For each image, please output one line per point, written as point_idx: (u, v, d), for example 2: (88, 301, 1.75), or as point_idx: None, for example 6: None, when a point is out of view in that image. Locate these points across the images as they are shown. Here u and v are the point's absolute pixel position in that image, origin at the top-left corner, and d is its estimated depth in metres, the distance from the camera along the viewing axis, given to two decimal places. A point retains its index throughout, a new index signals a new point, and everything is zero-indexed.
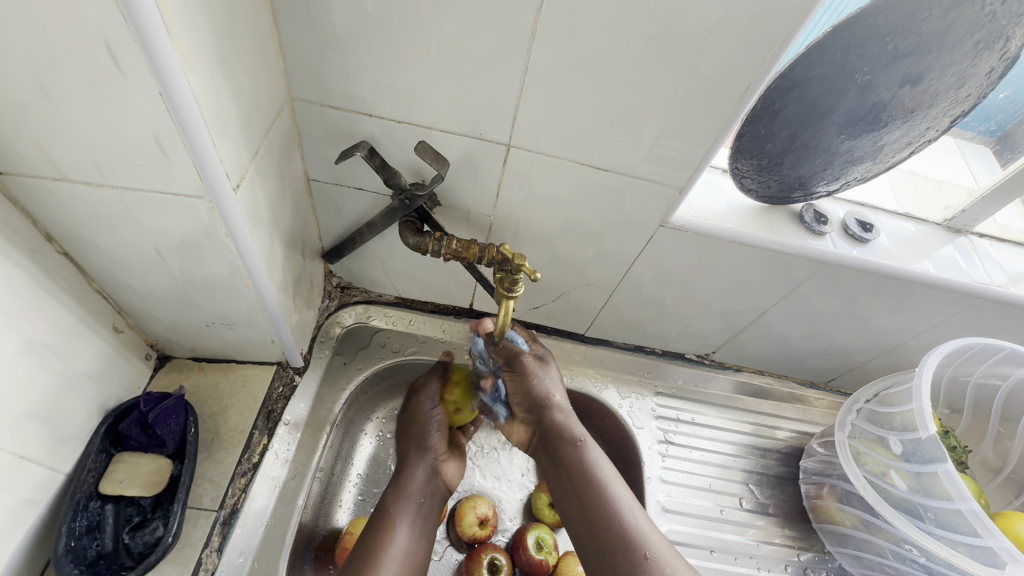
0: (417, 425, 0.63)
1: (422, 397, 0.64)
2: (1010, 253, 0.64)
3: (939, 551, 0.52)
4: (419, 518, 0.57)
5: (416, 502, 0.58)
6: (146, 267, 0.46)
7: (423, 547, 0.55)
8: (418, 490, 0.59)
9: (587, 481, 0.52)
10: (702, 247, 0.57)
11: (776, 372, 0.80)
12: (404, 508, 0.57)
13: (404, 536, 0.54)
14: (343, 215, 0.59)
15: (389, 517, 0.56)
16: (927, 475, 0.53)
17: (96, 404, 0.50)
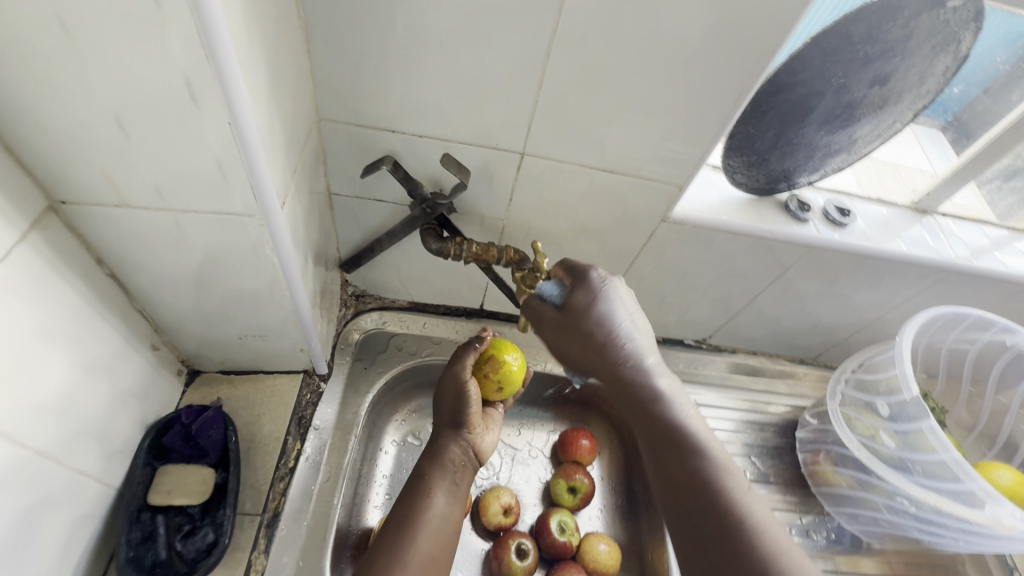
0: (449, 397, 0.64)
1: (454, 369, 0.65)
2: (970, 229, 0.71)
3: (928, 499, 0.58)
4: (454, 484, 0.60)
5: (451, 470, 0.61)
6: (188, 284, 0.48)
7: (456, 511, 0.59)
8: (451, 460, 0.61)
9: (680, 441, 0.48)
10: (700, 237, 0.62)
11: (768, 351, 0.86)
12: (438, 478, 0.60)
13: (440, 501, 0.58)
14: (363, 226, 0.62)
15: (424, 485, 0.59)
16: (913, 432, 0.59)
17: (139, 419, 0.52)
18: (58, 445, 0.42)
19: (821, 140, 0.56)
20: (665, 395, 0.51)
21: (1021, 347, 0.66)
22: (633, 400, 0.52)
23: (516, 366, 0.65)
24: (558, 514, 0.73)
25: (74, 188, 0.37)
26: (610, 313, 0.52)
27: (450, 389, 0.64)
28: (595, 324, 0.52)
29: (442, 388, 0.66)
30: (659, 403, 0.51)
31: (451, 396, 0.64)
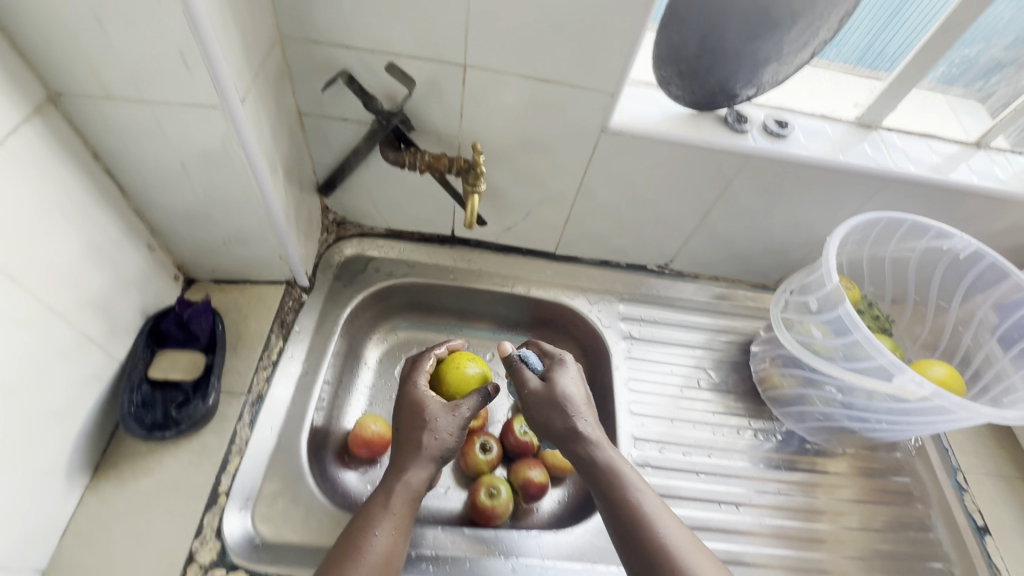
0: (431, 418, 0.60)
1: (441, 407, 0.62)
2: (915, 143, 0.73)
3: (842, 375, 0.62)
4: (410, 516, 0.56)
5: (411, 501, 0.56)
6: (173, 183, 0.56)
7: (404, 547, 0.55)
8: (417, 490, 0.57)
9: (616, 488, 0.57)
10: (641, 149, 0.67)
11: (729, 277, 0.91)
12: (399, 509, 0.55)
13: (393, 536, 0.54)
14: (334, 148, 0.69)
15: (381, 514, 0.55)
16: (834, 319, 0.62)
17: (140, 308, 0.61)
18: (66, 308, 0.50)
19: (750, 53, 0.59)
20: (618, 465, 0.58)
21: (957, 250, 0.69)
22: (585, 462, 0.59)
23: (478, 376, 0.67)
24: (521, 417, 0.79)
25: (67, 81, 0.44)
26: (566, 379, 0.63)
27: (433, 411, 0.61)
28: (550, 394, 0.62)
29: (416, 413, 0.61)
30: (610, 471, 0.58)
31: (430, 420, 0.60)
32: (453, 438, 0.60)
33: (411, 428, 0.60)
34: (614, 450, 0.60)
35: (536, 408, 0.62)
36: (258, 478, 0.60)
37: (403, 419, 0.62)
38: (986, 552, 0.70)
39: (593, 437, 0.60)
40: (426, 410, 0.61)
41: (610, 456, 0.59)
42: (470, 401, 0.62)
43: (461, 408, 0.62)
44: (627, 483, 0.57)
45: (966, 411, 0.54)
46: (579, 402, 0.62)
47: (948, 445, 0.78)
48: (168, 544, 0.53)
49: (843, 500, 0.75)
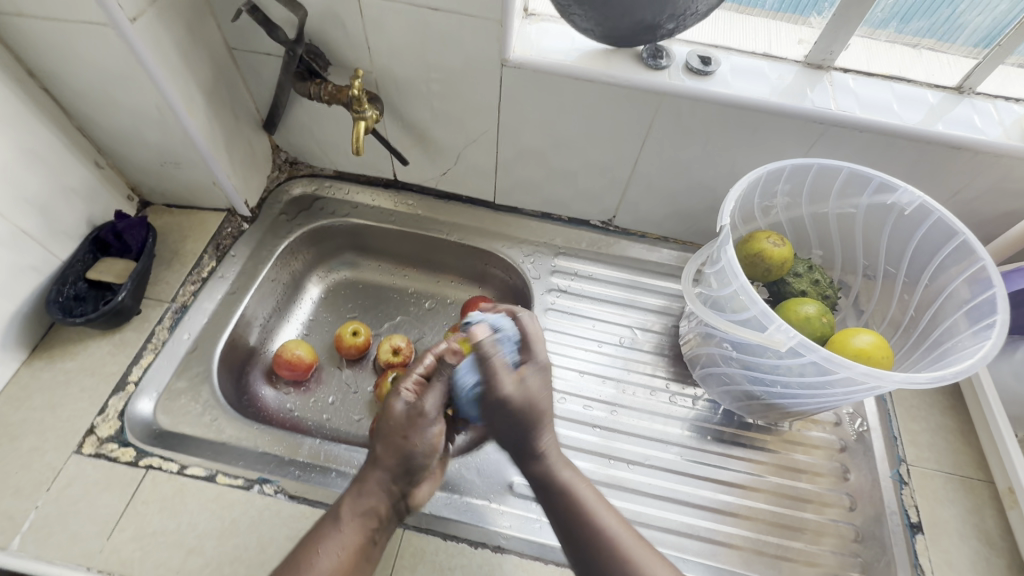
0: (396, 426, 0.55)
1: (406, 404, 0.56)
2: (873, 85, 0.65)
3: (720, 324, 0.57)
4: (364, 539, 0.52)
5: (369, 523, 0.52)
6: (102, 104, 0.64)
7: (360, 573, 0.51)
8: (376, 508, 0.53)
9: (572, 506, 0.53)
10: (547, 84, 0.66)
11: (682, 238, 0.86)
12: (353, 529, 0.52)
13: (344, 559, 0.50)
14: (266, 84, 0.74)
15: (335, 534, 0.51)
16: (723, 268, 0.58)
17: (86, 216, 0.70)
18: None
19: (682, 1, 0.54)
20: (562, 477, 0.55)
21: (902, 206, 0.61)
22: (540, 483, 0.55)
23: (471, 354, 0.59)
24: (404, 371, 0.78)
25: None
26: (538, 383, 0.58)
27: (400, 418, 0.55)
28: (522, 393, 0.56)
29: (385, 424, 0.56)
30: (566, 494, 0.54)
31: (394, 428, 0.55)
32: (417, 440, 0.54)
33: (382, 441, 0.55)
34: (567, 467, 0.56)
35: (490, 415, 0.57)
36: (167, 375, 0.67)
37: (379, 427, 0.56)
38: (913, 551, 0.62)
39: (547, 454, 0.56)
40: (391, 417, 0.55)
41: (567, 475, 0.55)
42: (435, 384, 0.57)
43: (426, 402, 0.56)
44: (582, 501, 0.53)
45: (845, 368, 0.49)
46: (546, 412, 0.57)
47: (897, 434, 0.69)
48: (75, 414, 0.62)
49: (764, 478, 0.68)
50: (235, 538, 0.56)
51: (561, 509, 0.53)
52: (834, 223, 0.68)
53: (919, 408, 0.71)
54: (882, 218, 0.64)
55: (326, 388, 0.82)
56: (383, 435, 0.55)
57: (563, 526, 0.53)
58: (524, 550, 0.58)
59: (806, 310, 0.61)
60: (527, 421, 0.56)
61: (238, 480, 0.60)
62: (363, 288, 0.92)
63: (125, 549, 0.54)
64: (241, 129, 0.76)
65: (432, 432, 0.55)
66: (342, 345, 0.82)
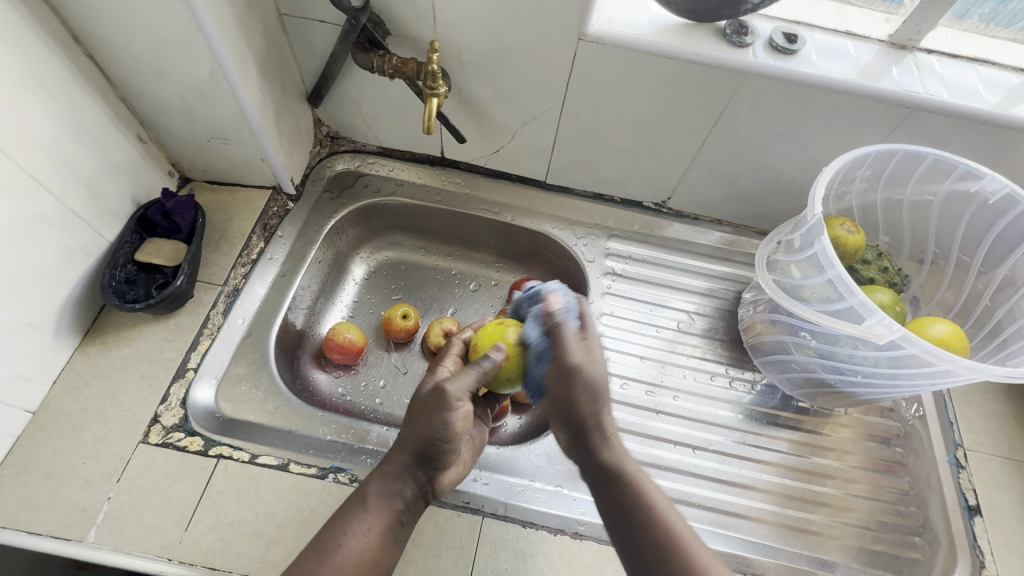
0: (423, 408, 0.52)
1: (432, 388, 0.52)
2: (958, 68, 0.63)
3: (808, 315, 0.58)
4: (390, 523, 0.51)
5: (395, 506, 0.51)
6: (151, 73, 0.59)
7: (387, 555, 0.50)
8: (401, 490, 0.52)
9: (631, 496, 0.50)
10: (625, 60, 0.62)
11: (736, 221, 0.84)
12: (379, 512, 0.51)
13: (372, 540, 0.50)
14: (316, 53, 0.70)
15: (361, 515, 0.50)
16: (811, 256, 0.58)
17: (130, 194, 0.66)
18: (48, 179, 0.55)
19: None
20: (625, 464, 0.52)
21: (986, 194, 0.62)
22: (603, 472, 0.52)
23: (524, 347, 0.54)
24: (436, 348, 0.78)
25: None
26: (602, 359, 0.54)
27: (426, 401, 0.52)
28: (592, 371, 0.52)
29: (412, 408, 0.53)
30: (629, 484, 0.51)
31: (420, 411, 0.52)
32: (443, 429, 0.51)
33: (410, 423, 0.53)
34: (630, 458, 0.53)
35: (557, 386, 0.53)
36: (225, 362, 0.65)
37: (407, 408, 0.54)
38: (971, 532, 0.64)
39: (615, 447, 0.53)
40: (419, 400, 0.53)
41: (632, 468, 0.52)
42: (471, 368, 0.53)
43: (452, 386, 0.52)
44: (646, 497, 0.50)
45: (946, 361, 0.50)
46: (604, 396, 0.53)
47: (953, 419, 0.71)
48: (137, 403, 0.60)
49: (822, 461, 0.69)
50: (315, 528, 0.55)
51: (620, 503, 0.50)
52: (907, 208, 0.68)
53: (974, 393, 0.72)
54: (961, 204, 0.64)
55: (375, 371, 0.80)
56: (411, 416, 0.53)
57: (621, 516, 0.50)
58: (601, 536, 0.59)
59: (878, 297, 0.60)
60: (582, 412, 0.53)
61: (310, 469, 0.59)
62: (407, 269, 0.89)
63: (204, 539, 0.53)
64: (289, 102, 0.72)
65: (459, 419, 0.52)
66: (391, 328, 0.80)
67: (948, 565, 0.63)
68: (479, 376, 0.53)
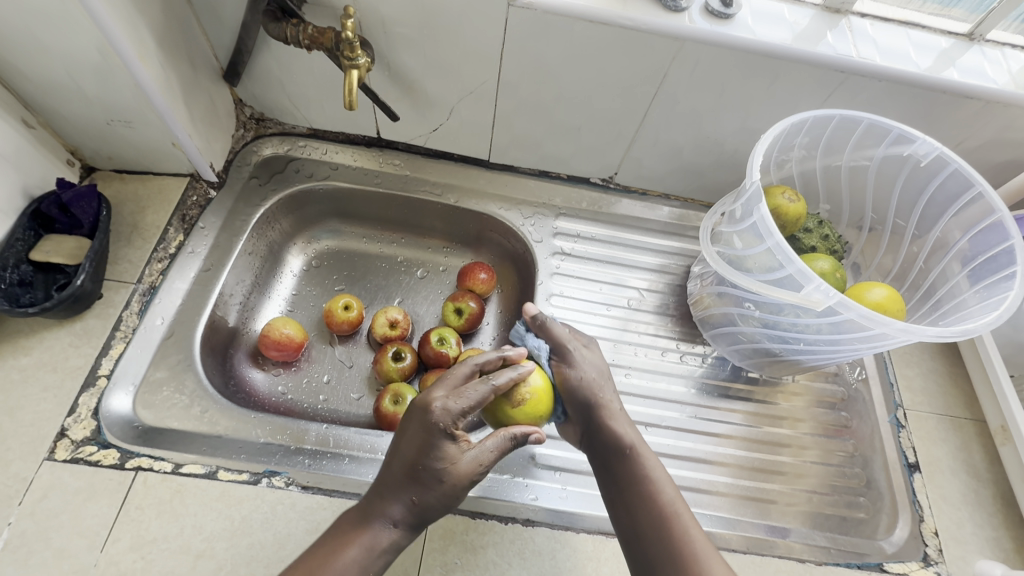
0: (459, 477, 0.47)
1: (456, 456, 0.47)
2: (889, 31, 0.63)
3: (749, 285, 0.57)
4: None
5: (383, 562, 0.46)
6: (29, 48, 0.53)
7: None
8: (399, 546, 0.46)
9: (634, 470, 0.52)
10: (558, 27, 0.59)
11: (683, 195, 0.84)
12: (369, 569, 0.44)
13: None
14: (227, 26, 0.64)
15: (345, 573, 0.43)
16: (752, 226, 0.57)
17: (21, 187, 0.59)
18: None
19: None
20: (630, 439, 0.54)
21: (918, 157, 0.62)
22: (608, 451, 0.54)
23: (544, 386, 0.54)
24: (396, 388, 0.68)
25: None
26: (592, 358, 0.59)
27: (457, 476, 0.47)
28: (581, 360, 0.58)
29: (435, 468, 0.46)
30: (633, 458, 0.53)
31: (454, 481, 0.47)
32: (464, 496, 0.49)
33: (430, 485, 0.46)
34: (636, 434, 0.55)
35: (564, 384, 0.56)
36: (143, 366, 0.60)
37: (427, 466, 0.46)
38: (911, 488, 0.66)
39: (622, 428, 0.55)
40: (452, 468, 0.47)
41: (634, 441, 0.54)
42: (501, 434, 0.50)
43: (490, 457, 0.49)
44: (649, 473, 0.52)
45: (882, 324, 0.50)
46: (607, 389, 0.57)
47: (893, 380, 0.73)
48: (40, 417, 0.55)
49: (771, 430, 0.70)
50: (247, 537, 0.51)
51: (626, 475, 0.52)
52: (845, 175, 0.69)
53: (912, 353, 0.74)
54: (897, 168, 0.65)
55: (318, 366, 0.76)
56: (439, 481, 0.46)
57: (624, 486, 0.52)
58: (553, 521, 0.57)
59: (820, 265, 0.60)
60: (592, 398, 0.56)
61: (242, 475, 0.55)
62: (348, 257, 0.85)
63: (123, 560, 0.49)
64: (201, 80, 0.66)
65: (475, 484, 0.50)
66: (333, 320, 0.75)
67: (891, 522, 0.64)
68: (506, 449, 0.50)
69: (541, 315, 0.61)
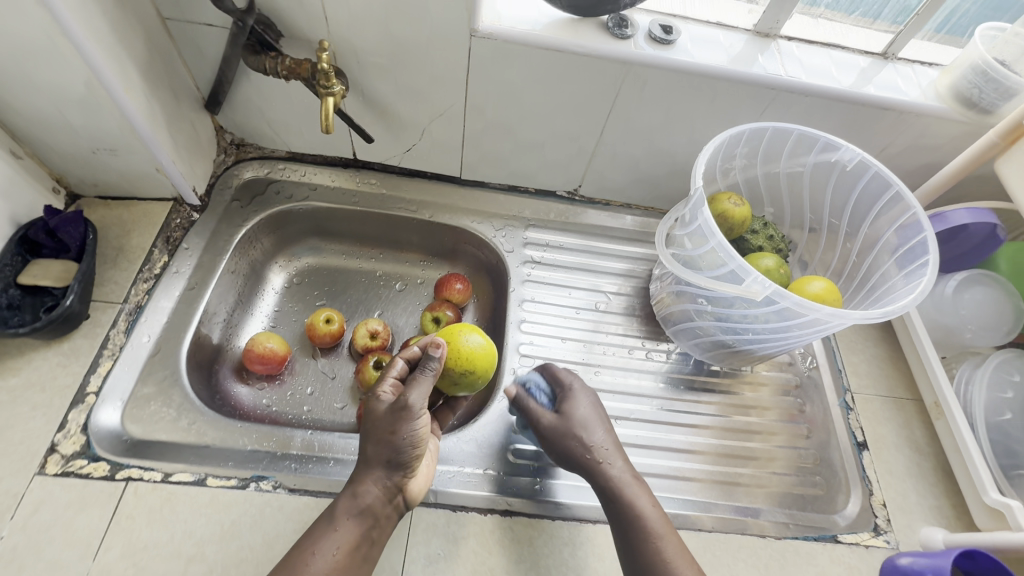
0: (382, 420, 0.53)
1: (375, 403, 0.54)
2: (813, 52, 0.71)
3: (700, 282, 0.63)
4: (360, 536, 0.50)
5: (365, 521, 0.51)
6: (19, 84, 0.56)
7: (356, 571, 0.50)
8: (371, 503, 0.51)
9: (630, 514, 0.56)
10: (517, 54, 0.65)
11: (643, 204, 0.90)
12: (348, 525, 0.50)
13: (342, 555, 0.49)
14: (208, 59, 0.68)
15: (329, 533, 0.50)
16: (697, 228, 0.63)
17: (9, 215, 0.62)
18: None
19: None
20: (623, 483, 0.58)
21: (844, 162, 0.69)
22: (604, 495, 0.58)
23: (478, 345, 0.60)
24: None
25: None
26: (583, 406, 0.63)
27: (381, 417, 0.52)
28: (563, 422, 0.61)
29: (367, 423, 0.54)
30: (628, 502, 0.56)
31: (378, 425, 0.52)
32: (405, 435, 0.52)
33: (371, 439, 0.53)
34: (630, 477, 0.59)
35: (556, 441, 0.61)
36: (131, 382, 0.62)
37: (363, 427, 0.54)
38: (861, 465, 0.71)
39: (615, 472, 0.59)
40: (376, 415, 0.53)
41: (628, 484, 0.58)
42: (418, 377, 0.54)
43: (407, 393, 0.52)
44: (644, 516, 0.55)
45: (814, 310, 0.55)
46: (596, 436, 0.61)
47: (841, 366, 0.79)
48: (30, 434, 0.56)
49: (733, 418, 0.75)
50: (237, 539, 0.54)
51: (623, 519, 0.56)
52: (785, 180, 0.76)
53: (857, 341, 0.81)
54: (829, 172, 0.72)
55: (302, 379, 0.78)
56: (370, 433, 0.53)
57: (621, 529, 0.56)
58: (531, 511, 0.61)
59: (765, 262, 0.65)
60: (581, 449, 0.60)
61: (230, 481, 0.57)
62: (329, 273, 0.88)
63: (116, 566, 0.51)
64: (183, 109, 0.70)
65: (419, 425, 0.52)
66: (315, 333, 0.78)
67: (845, 497, 0.69)
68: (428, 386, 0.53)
69: (520, 395, 0.64)
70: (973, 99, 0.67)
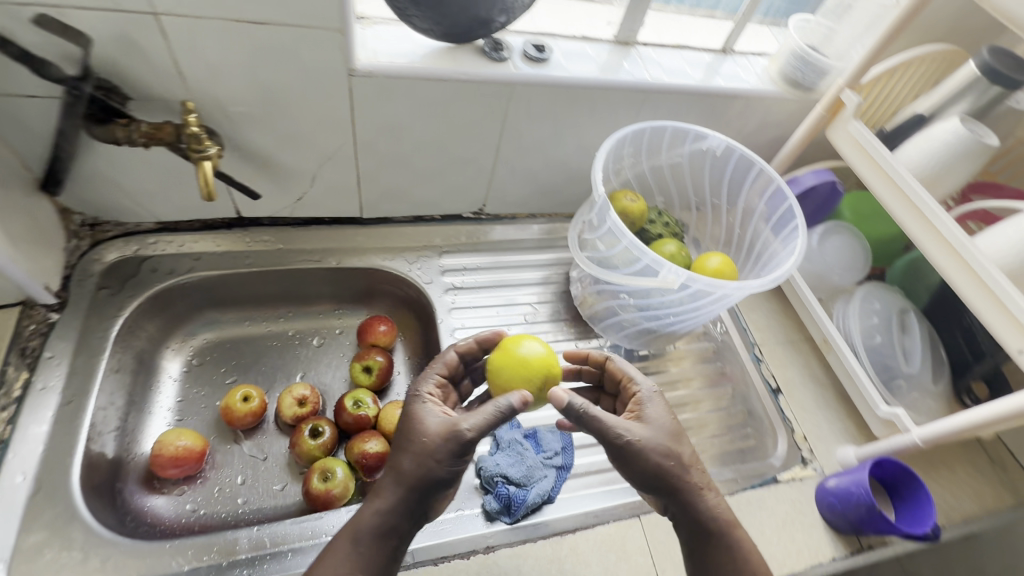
0: (432, 441, 0.50)
1: (425, 426, 0.51)
2: (667, 54, 0.78)
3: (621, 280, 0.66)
4: (383, 560, 0.49)
5: (389, 541, 0.49)
6: None
7: None
8: (395, 524, 0.49)
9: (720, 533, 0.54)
10: (400, 87, 0.64)
11: (547, 212, 0.93)
12: (370, 546, 0.48)
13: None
14: (37, 136, 0.58)
15: (347, 552, 0.48)
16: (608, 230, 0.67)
17: None
18: None
19: None
20: (707, 500, 0.55)
21: (713, 149, 0.78)
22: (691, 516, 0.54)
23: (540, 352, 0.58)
24: (324, 463, 0.66)
25: None
26: (658, 413, 0.57)
27: (430, 438, 0.50)
28: (649, 437, 0.53)
29: (407, 440, 0.51)
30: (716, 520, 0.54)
31: (426, 446, 0.50)
32: (449, 462, 0.49)
33: (409, 455, 0.50)
34: (715, 493, 0.56)
35: (635, 464, 0.54)
36: (11, 535, 0.51)
37: (403, 439, 0.51)
38: (780, 408, 0.80)
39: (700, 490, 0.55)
40: (421, 432, 0.51)
41: (713, 500, 0.55)
42: (483, 408, 0.51)
43: (465, 421, 0.50)
44: (730, 532, 0.54)
45: (721, 287, 0.62)
46: (682, 452, 0.55)
47: (745, 325, 0.88)
48: None
49: (669, 395, 0.81)
50: None
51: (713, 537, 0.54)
52: (667, 171, 0.83)
53: (753, 300, 0.91)
54: (702, 159, 0.80)
55: (227, 470, 0.70)
56: (413, 448, 0.50)
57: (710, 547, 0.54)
58: (511, 539, 0.61)
59: (668, 249, 0.71)
60: (670, 469, 0.54)
61: None
62: (234, 345, 0.80)
63: None
64: (16, 197, 0.59)
65: (468, 452, 0.50)
66: (234, 416, 0.70)
67: (773, 441, 0.78)
68: (490, 419, 0.50)
69: (577, 402, 0.52)
70: (798, 81, 0.79)
